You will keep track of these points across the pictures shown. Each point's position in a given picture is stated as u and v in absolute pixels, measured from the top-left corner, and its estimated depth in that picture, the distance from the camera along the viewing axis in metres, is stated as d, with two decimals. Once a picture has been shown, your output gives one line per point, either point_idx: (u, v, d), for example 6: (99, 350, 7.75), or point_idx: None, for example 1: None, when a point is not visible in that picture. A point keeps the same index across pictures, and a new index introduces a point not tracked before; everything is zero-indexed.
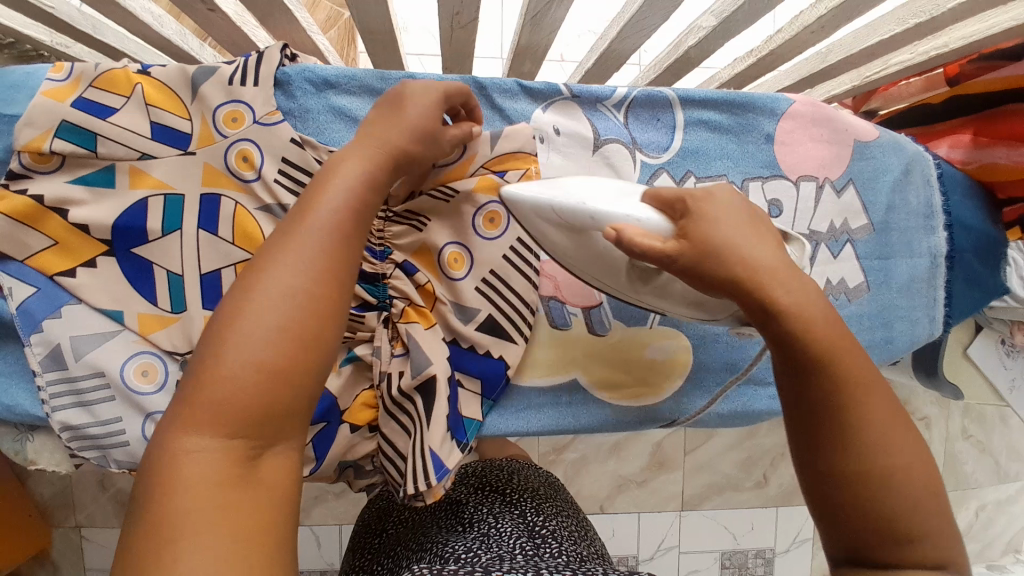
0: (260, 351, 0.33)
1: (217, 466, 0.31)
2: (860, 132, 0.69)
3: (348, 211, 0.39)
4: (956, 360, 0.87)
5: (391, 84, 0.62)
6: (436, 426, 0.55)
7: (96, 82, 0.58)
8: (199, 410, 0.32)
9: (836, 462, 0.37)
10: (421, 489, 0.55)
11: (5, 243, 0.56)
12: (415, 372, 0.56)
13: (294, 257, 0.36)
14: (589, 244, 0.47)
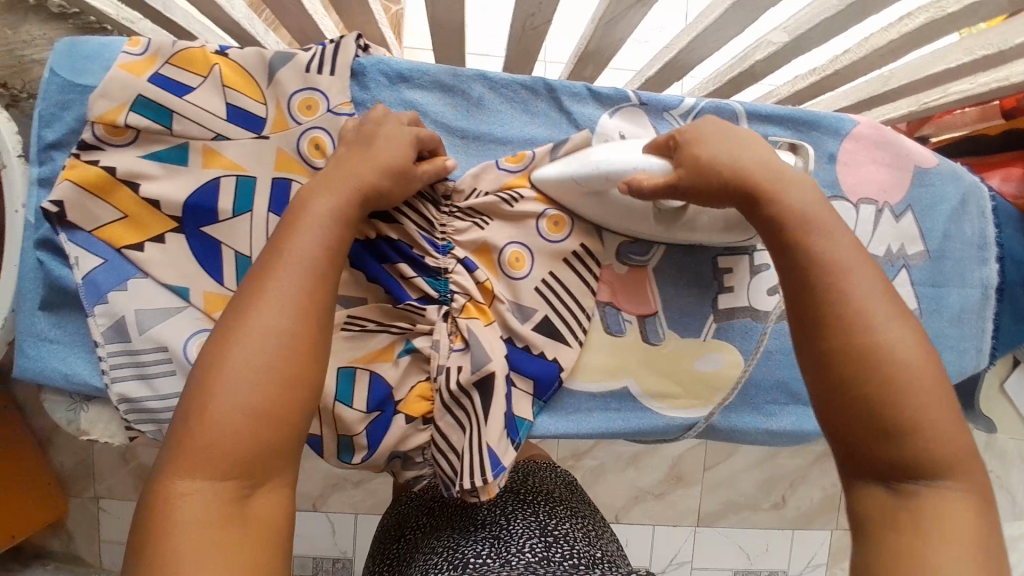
0: (247, 391, 0.37)
1: (211, 504, 0.35)
2: (920, 159, 0.70)
3: (319, 252, 0.43)
4: (992, 395, 0.86)
5: (463, 81, 0.62)
6: (494, 424, 0.56)
7: (173, 59, 0.58)
8: (192, 456, 0.36)
9: (832, 337, 0.42)
10: (476, 485, 0.55)
11: (74, 212, 0.57)
12: (474, 367, 0.57)
13: (271, 304, 0.40)
14: (614, 202, 0.58)
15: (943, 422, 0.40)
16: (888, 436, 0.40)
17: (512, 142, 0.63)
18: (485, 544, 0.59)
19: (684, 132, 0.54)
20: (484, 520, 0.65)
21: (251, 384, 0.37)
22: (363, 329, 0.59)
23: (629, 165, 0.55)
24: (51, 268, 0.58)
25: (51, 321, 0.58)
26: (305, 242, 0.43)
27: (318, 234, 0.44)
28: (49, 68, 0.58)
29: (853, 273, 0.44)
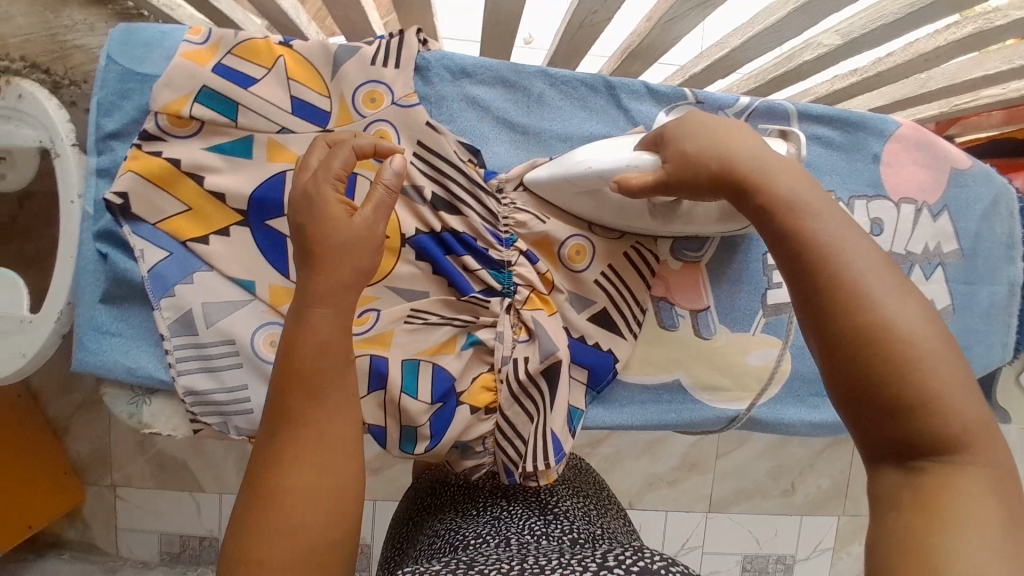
0: (296, 485, 0.36)
1: None
2: (956, 160, 0.72)
3: (339, 319, 0.39)
4: (1008, 387, 0.88)
5: (524, 77, 0.63)
6: (559, 411, 0.58)
7: (236, 49, 0.58)
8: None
9: (832, 325, 0.34)
10: (538, 468, 0.57)
11: (139, 204, 0.57)
12: (543, 355, 0.58)
13: (307, 389, 0.37)
14: (608, 198, 0.57)
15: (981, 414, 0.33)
16: (902, 422, 0.33)
17: (572, 139, 0.65)
18: (486, 525, 0.59)
19: (672, 124, 0.49)
20: (485, 501, 0.65)
21: (297, 530, 0.35)
22: (426, 322, 0.60)
23: (615, 165, 0.53)
24: (115, 260, 0.58)
25: (113, 315, 0.58)
26: (309, 350, 0.38)
27: (329, 330, 0.38)
28: (107, 54, 0.58)
29: (847, 243, 0.36)
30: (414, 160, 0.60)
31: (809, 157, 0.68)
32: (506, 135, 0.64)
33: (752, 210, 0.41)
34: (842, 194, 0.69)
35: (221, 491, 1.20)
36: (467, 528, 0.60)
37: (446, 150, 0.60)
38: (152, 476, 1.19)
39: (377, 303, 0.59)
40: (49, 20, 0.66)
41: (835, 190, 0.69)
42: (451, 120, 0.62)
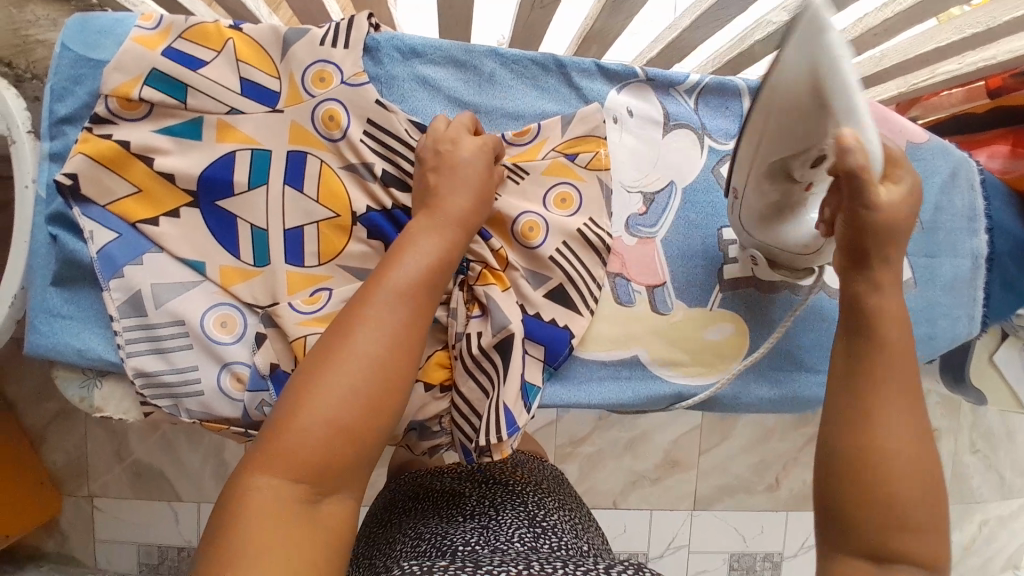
0: (335, 407, 0.39)
1: (281, 501, 0.36)
2: (912, 134, 0.72)
3: (423, 273, 0.46)
4: (982, 367, 0.87)
5: (475, 56, 0.64)
6: (512, 384, 0.58)
7: (186, 33, 0.58)
8: (275, 451, 0.37)
9: (848, 435, 0.43)
10: (490, 442, 0.56)
11: (89, 186, 0.57)
12: (496, 328, 0.58)
13: (374, 325, 0.42)
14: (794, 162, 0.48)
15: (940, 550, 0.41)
16: (876, 505, 0.41)
17: (524, 117, 0.65)
18: (474, 534, 0.59)
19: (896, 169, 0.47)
20: (472, 512, 0.65)
21: (341, 399, 0.39)
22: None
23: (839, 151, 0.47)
24: (65, 241, 0.58)
25: (64, 297, 0.58)
26: (413, 264, 0.46)
27: (428, 254, 0.47)
28: (61, 42, 0.58)
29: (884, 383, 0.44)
30: (363, 139, 0.60)
31: None
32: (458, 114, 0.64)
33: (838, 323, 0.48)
34: None
35: (200, 499, 1.19)
36: (456, 534, 0.60)
37: (396, 128, 0.60)
38: (129, 487, 1.18)
39: (329, 282, 0.59)
40: (13, 15, 0.66)
41: None
42: (402, 98, 0.63)
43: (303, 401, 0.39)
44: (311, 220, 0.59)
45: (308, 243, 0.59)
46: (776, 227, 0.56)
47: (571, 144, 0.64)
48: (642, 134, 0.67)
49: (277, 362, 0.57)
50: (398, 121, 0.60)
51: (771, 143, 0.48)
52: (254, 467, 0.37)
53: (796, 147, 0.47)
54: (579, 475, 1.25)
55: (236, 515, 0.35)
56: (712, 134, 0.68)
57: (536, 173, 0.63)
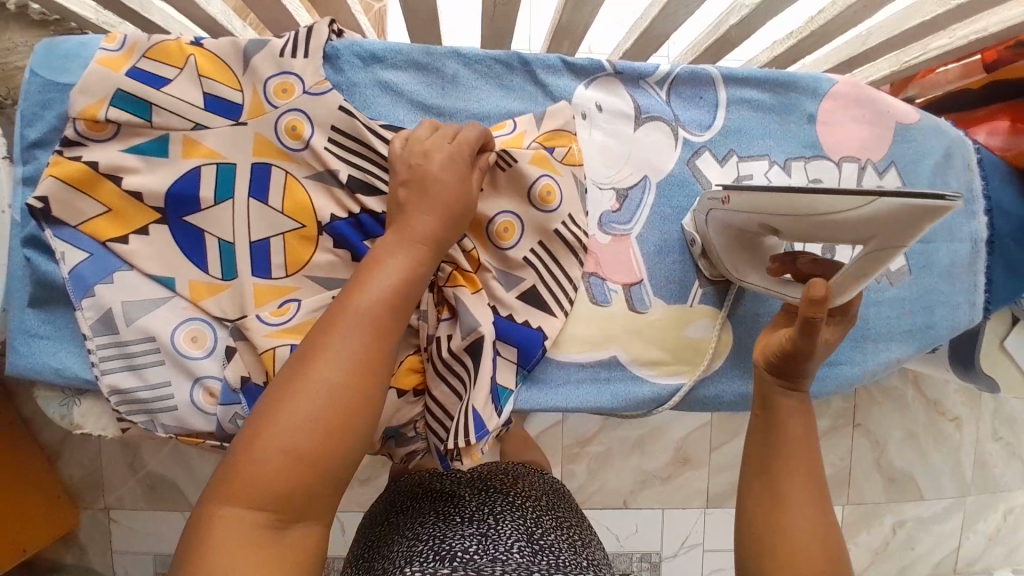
0: (298, 435, 0.38)
1: (246, 533, 0.36)
2: (901, 115, 0.69)
3: (393, 289, 0.43)
4: (992, 353, 0.83)
5: (436, 59, 0.63)
6: (481, 387, 0.56)
7: (150, 52, 0.58)
8: (241, 481, 0.37)
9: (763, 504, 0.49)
10: (460, 446, 0.55)
11: (60, 208, 0.57)
12: (465, 331, 0.56)
13: (339, 345, 0.40)
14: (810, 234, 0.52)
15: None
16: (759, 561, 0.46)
17: (489, 118, 0.64)
18: (473, 540, 0.58)
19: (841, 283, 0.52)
20: (471, 516, 0.64)
21: (305, 427, 0.38)
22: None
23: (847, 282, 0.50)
24: (39, 264, 0.59)
25: (41, 319, 0.59)
26: (385, 280, 0.43)
27: (400, 269, 0.44)
28: (31, 69, 0.59)
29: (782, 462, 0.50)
30: (328, 146, 0.59)
31: (739, 121, 0.67)
32: (422, 117, 0.63)
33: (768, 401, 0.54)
34: (778, 157, 0.67)
35: None
36: (455, 540, 0.59)
37: (360, 133, 0.59)
38: (143, 499, 1.20)
39: (296, 293, 0.59)
40: None
41: (770, 154, 0.67)
42: (364, 105, 0.62)
43: (265, 430, 0.38)
44: (278, 232, 0.59)
45: (274, 255, 0.59)
46: (728, 263, 0.62)
47: (549, 138, 0.63)
48: (613, 129, 0.66)
49: (248, 375, 0.57)
50: (360, 125, 0.59)
51: (797, 219, 0.51)
52: (221, 497, 0.37)
53: (805, 231, 0.52)
54: (587, 474, 1.24)
55: (203, 549, 0.35)
56: (686, 126, 0.66)
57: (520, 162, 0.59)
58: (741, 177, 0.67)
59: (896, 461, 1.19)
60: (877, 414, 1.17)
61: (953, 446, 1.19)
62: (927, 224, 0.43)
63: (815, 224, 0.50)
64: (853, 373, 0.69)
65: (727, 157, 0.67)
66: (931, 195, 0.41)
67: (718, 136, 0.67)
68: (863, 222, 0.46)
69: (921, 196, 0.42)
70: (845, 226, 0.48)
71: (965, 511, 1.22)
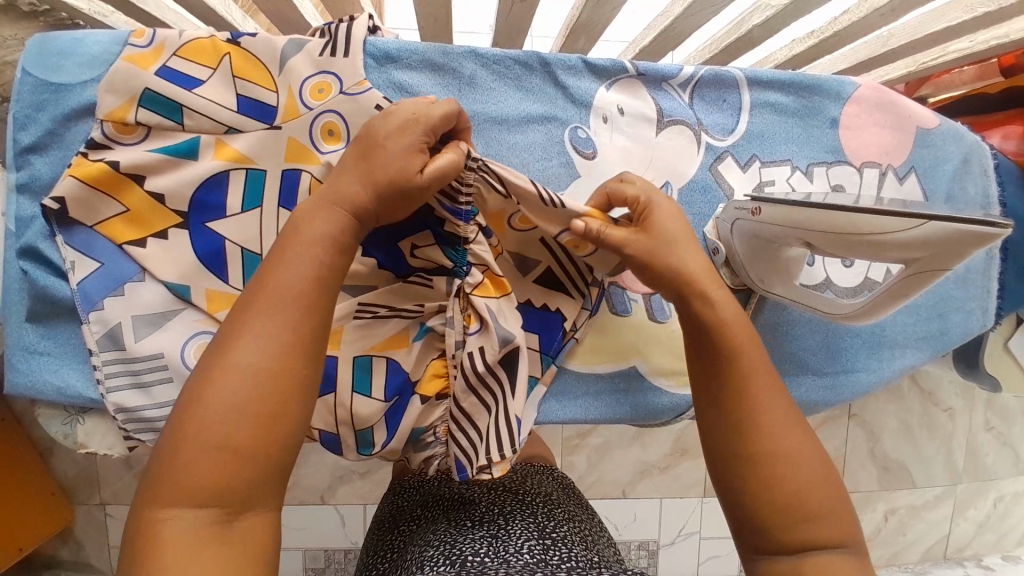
0: (232, 427, 0.33)
1: (193, 531, 0.32)
2: (922, 119, 0.68)
3: (323, 258, 0.38)
4: (996, 352, 0.83)
5: (453, 58, 0.60)
6: (521, 397, 0.55)
7: (181, 50, 0.56)
8: (173, 484, 0.32)
9: (750, 478, 0.38)
10: (500, 458, 0.54)
11: (77, 207, 0.55)
12: (500, 343, 0.54)
13: (268, 326, 0.35)
14: (848, 251, 0.50)
15: (814, 488, 0.38)
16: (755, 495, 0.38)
17: (507, 121, 0.62)
18: (484, 542, 0.56)
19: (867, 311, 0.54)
20: (482, 518, 0.62)
21: (236, 420, 0.33)
22: (374, 315, 0.57)
23: (880, 300, 0.52)
24: (38, 277, 0.56)
25: (41, 334, 0.57)
26: (310, 249, 0.38)
27: (329, 235, 0.38)
28: (21, 67, 0.56)
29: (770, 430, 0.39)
30: None
31: (762, 125, 0.66)
32: None
33: (731, 423, 0.40)
34: (800, 162, 0.66)
35: None
36: (465, 543, 0.56)
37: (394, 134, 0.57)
38: None
39: None
40: None
41: (793, 159, 0.66)
42: None
43: (191, 428, 0.33)
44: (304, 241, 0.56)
45: None
46: (753, 273, 0.61)
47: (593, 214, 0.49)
48: (634, 134, 0.64)
49: None
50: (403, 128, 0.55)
51: (834, 235, 0.50)
52: (157, 503, 0.32)
53: (841, 249, 0.51)
54: (588, 465, 1.24)
55: (147, 561, 0.31)
56: (709, 130, 0.65)
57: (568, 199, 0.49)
58: (763, 183, 0.66)
59: (890, 450, 1.21)
60: (872, 404, 1.19)
61: (946, 436, 1.21)
62: (974, 250, 0.43)
63: (855, 242, 0.49)
64: (868, 382, 0.69)
65: (750, 162, 0.66)
66: (981, 222, 0.41)
67: (741, 140, 0.65)
68: (908, 245, 0.45)
69: (972, 223, 0.41)
70: (887, 248, 0.47)
71: (956, 498, 1.25)
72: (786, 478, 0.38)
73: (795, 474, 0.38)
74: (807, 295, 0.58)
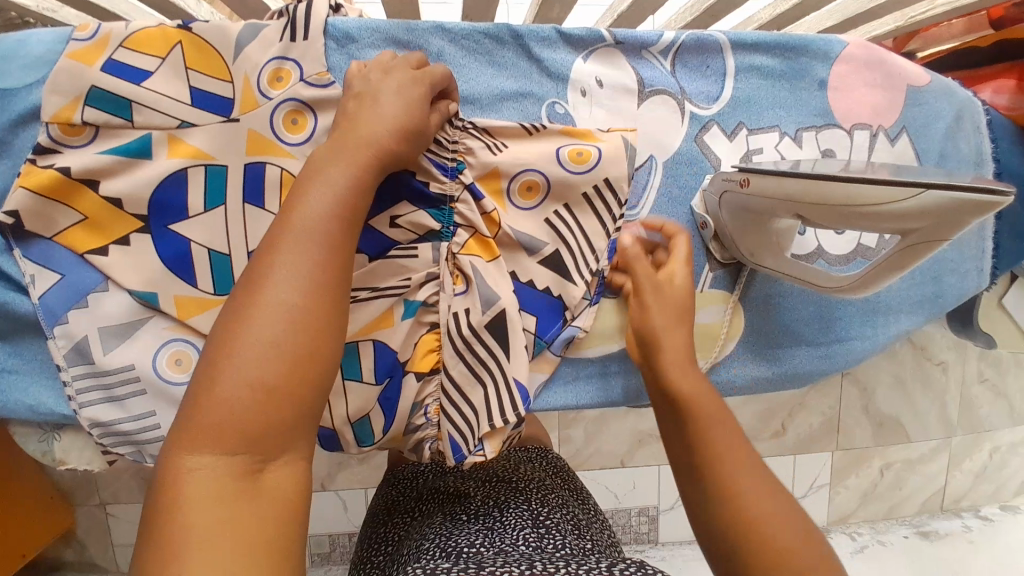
0: (259, 372, 0.31)
1: (221, 480, 0.30)
2: (912, 77, 0.65)
3: (342, 202, 0.37)
4: (990, 310, 0.84)
5: (419, 35, 0.57)
6: (518, 360, 0.56)
7: (127, 41, 0.52)
8: (202, 427, 0.30)
9: (721, 514, 0.46)
10: (511, 419, 0.56)
11: (32, 219, 0.52)
12: (487, 305, 0.55)
13: (292, 265, 0.33)
14: (836, 220, 0.48)
15: (785, 526, 0.44)
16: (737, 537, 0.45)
17: (480, 100, 0.59)
18: (479, 535, 0.55)
19: (853, 286, 0.52)
20: (477, 511, 0.61)
21: (265, 361, 0.31)
22: (355, 300, 0.54)
23: (868, 274, 0.49)
24: None
25: (11, 351, 0.55)
26: (328, 192, 0.37)
27: (352, 175, 0.38)
28: None
29: (730, 472, 0.47)
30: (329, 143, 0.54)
31: (747, 91, 0.63)
32: None
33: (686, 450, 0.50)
34: (788, 127, 0.64)
35: None
36: (460, 535, 0.56)
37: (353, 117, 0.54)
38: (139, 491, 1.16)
39: None
40: None
41: (780, 125, 0.63)
42: None
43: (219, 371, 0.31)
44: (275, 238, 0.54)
45: None
46: (742, 247, 0.59)
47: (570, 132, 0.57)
48: (614, 107, 0.61)
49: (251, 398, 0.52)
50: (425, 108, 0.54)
51: (822, 207, 0.48)
52: (182, 451, 0.30)
53: (828, 219, 0.48)
54: (586, 438, 1.23)
55: (169, 516, 0.29)
56: (692, 99, 0.62)
57: (553, 128, 0.57)
58: (751, 152, 0.63)
59: (883, 407, 1.22)
60: (867, 363, 1.18)
61: (940, 390, 1.22)
62: (971, 220, 0.40)
63: (844, 214, 0.46)
64: (863, 350, 0.68)
65: (736, 131, 0.63)
66: (981, 189, 0.39)
67: (726, 108, 0.63)
68: (901, 215, 0.43)
69: (972, 192, 0.39)
70: (879, 219, 0.45)
71: (951, 451, 1.26)
72: (773, 536, 0.44)
73: (768, 520, 0.45)
74: (792, 267, 0.56)
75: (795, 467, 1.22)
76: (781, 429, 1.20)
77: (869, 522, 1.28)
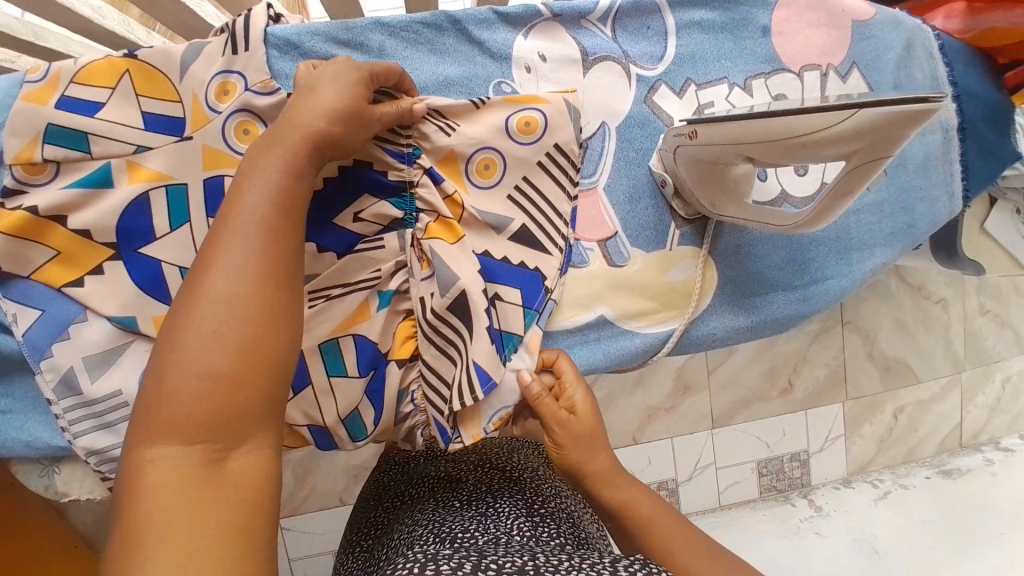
0: (210, 360, 0.33)
1: (186, 467, 0.31)
2: (855, 12, 0.65)
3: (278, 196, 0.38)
4: (973, 237, 0.83)
5: (358, 33, 0.58)
6: (480, 339, 0.54)
7: (77, 77, 0.53)
8: (162, 419, 0.32)
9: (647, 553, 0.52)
10: (468, 403, 0.55)
11: (5, 259, 0.53)
12: (444, 288, 0.54)
13: (233, 257, 0.35)
14: (788, 155, 0.48)
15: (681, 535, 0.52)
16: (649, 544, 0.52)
17: (426, 88, 0.59)
18: (472, 520, 0.55)
19: (815, 220, 0.52)
20: (470, 497, 0.61)
21: (214, 348, 0.33)
22: (328, 298, 0.54)
23: (828, 206, 0.49)
24: None
25: (3, 392, 0.56)
26: (262, 188, 0.38)
27: (284, 170, 0.40)
28: None
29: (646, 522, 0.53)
30: None
31: (692, 46, 0.63)
32: None
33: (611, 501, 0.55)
34: (736, 77, 0.64)
35: None
36: (453, 521, 0.55)
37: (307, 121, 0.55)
38: None
39: None
40: None
41: (729, 76, 0.64)
42: None
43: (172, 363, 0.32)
44: None
45: None
46: (702, 197, 0.60)
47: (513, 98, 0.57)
48: (559, 79, 0.62)
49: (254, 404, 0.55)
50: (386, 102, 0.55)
51: (770, 144, 0.48)
52: (145, 443, 0.31)
53: (776, 154, 0.48)
54: None
55: (132, 504, 0.30)
56: (637, 61, 0.62)
57: (496, 100, 0.57)
58: (702, 107, 0.64)
59: (887, 350, 1.22)
60: (864, 310, 1.19)
61: (942, 327, 1.22)
62: (911, 131, 0.40)
63: (791, 147, 0.47)
64: (841, 288, 0.68)
65: (685, 88, 0.63)
66: (916, 98, 0.39)
67: (672, 66, 0.63)
68: (843, 138, 0.43)
69: (906, 103, 0.39)
70: (824, 146, 0.45)
71: (961, 387, 1.26)
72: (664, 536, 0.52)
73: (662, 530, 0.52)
74: (757, 212, 0.56)
75: (807, 423, 1.22)
76: (789, 385, 1.20)
77: (890, 468, 1.26)
